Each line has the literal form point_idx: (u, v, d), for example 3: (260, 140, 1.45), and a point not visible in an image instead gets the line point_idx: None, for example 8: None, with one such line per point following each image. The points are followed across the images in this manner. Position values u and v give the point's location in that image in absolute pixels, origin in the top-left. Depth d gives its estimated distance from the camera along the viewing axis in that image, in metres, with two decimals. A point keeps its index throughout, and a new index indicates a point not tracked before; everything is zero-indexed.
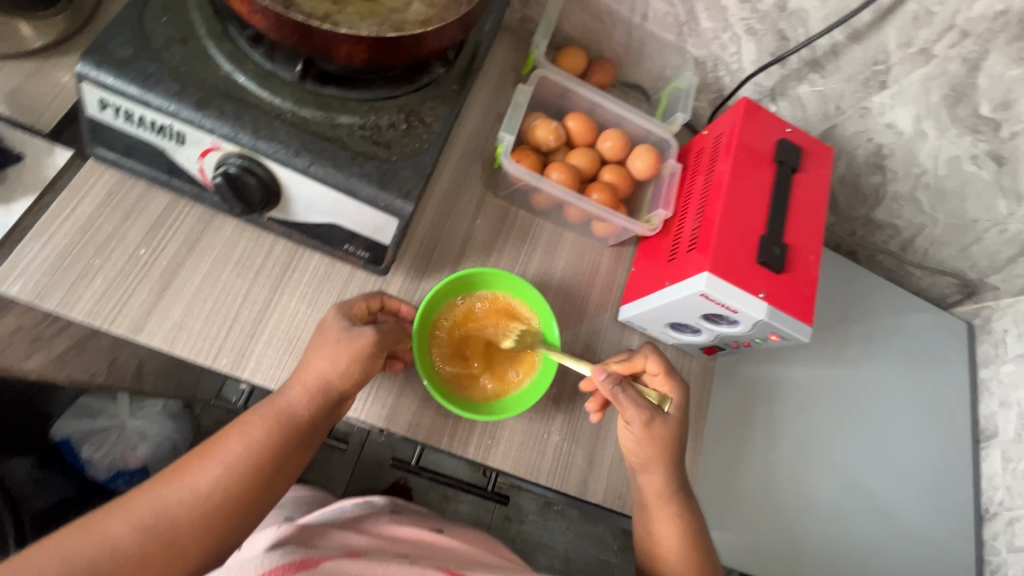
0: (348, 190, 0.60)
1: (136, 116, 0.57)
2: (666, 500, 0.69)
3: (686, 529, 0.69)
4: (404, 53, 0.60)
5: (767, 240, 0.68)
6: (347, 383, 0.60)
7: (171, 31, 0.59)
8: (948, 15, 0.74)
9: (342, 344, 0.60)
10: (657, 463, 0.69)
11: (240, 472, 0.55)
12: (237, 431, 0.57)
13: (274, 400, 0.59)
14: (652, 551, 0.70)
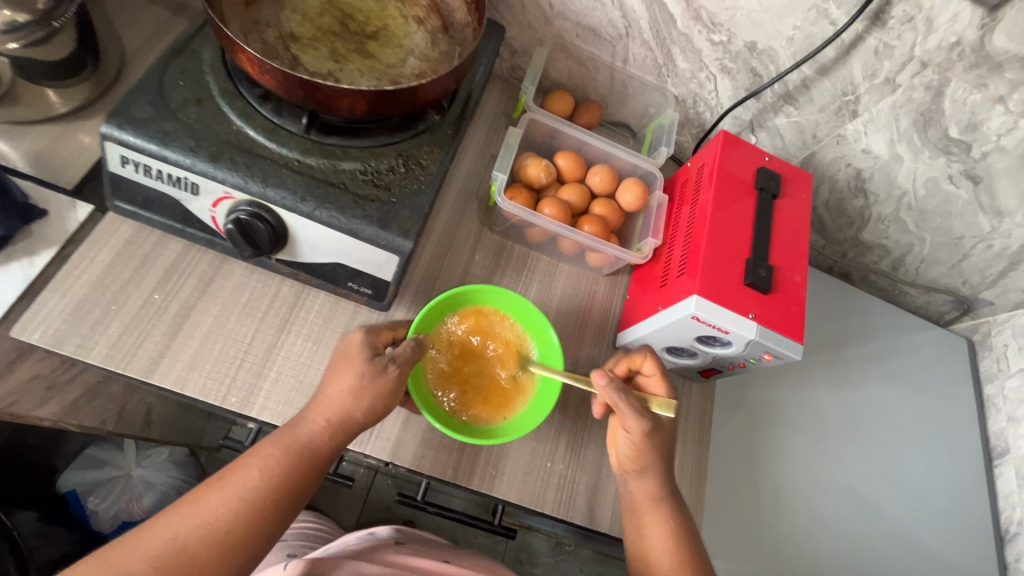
0: (350, 231, 0.64)
1: (155, 170, 0.62)
2: (655, 506, 0.69)
3: (676, 535, 0.68)
4: (400, 103, 0.65)
5: (755, 262, 0.70)
6: (367, 417, 0.61)
7: (187, 92, 0.64)
8: (906, 49, 0.78)
9: (366, 378, 0.60)
10: (645, 465, 0.69)
11: (258, 506, 0.55)
12: (254, 463, 0.56)
13: (295, 432, 0.58)
14: (644, 561, 0.69)
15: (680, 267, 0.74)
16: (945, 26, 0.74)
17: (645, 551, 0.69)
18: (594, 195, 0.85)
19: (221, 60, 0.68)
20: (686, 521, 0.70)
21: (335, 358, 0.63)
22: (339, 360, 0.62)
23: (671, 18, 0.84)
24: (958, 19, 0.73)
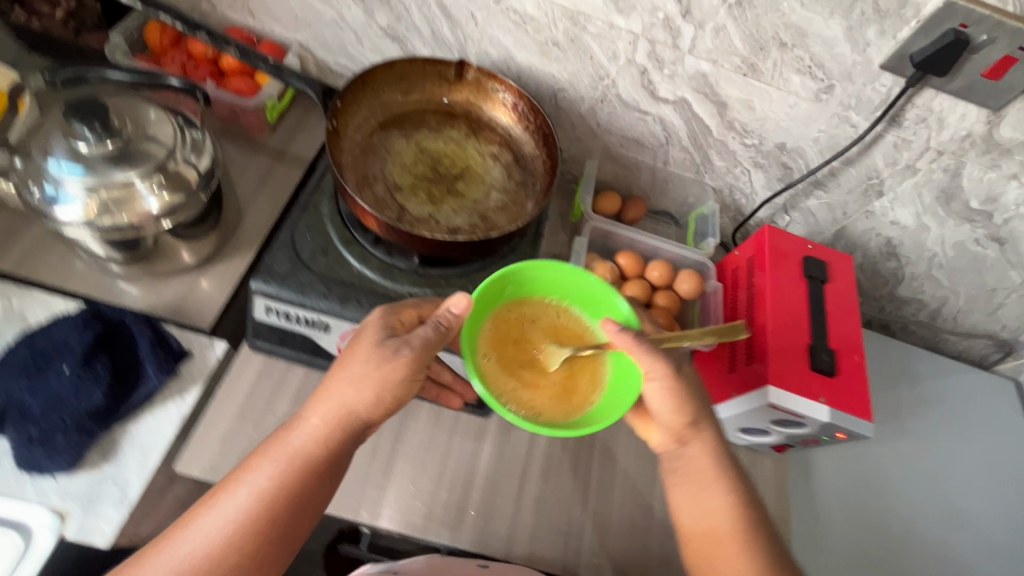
0: (460, 351, 0.74)
1: (295, 315, 0.72)
2: (714, 481, 0.71)
3: (739, 512, 0.70)
4: (497, 241, 0.75)
5: (816, 347, 0.78)
6: (369, 410, 0.61)
7: (314, 244, 0.76)
8: (922, 142, 0.88)
9: (371, 366, 0.60)
10: (703, 423, 0.72)
11: (260, 511, 0.57)
12: (256, 471, 0.60)
13: (293, 436, 0.61)
14: (708, 539, 0.69)
15: (747, 353, 0.82)
16: (957, 123, 0.84)
17: (709, 527, 0.69)
18: (654, 288, 0.95)
19: (336, 211, 0.79)
20: (751, 506, 0.71)
21: (346, 348, 0.64)
22: (347, 352, 0.63)
23: (707, 128, 0.95)
24: (967, 117, 0.83)
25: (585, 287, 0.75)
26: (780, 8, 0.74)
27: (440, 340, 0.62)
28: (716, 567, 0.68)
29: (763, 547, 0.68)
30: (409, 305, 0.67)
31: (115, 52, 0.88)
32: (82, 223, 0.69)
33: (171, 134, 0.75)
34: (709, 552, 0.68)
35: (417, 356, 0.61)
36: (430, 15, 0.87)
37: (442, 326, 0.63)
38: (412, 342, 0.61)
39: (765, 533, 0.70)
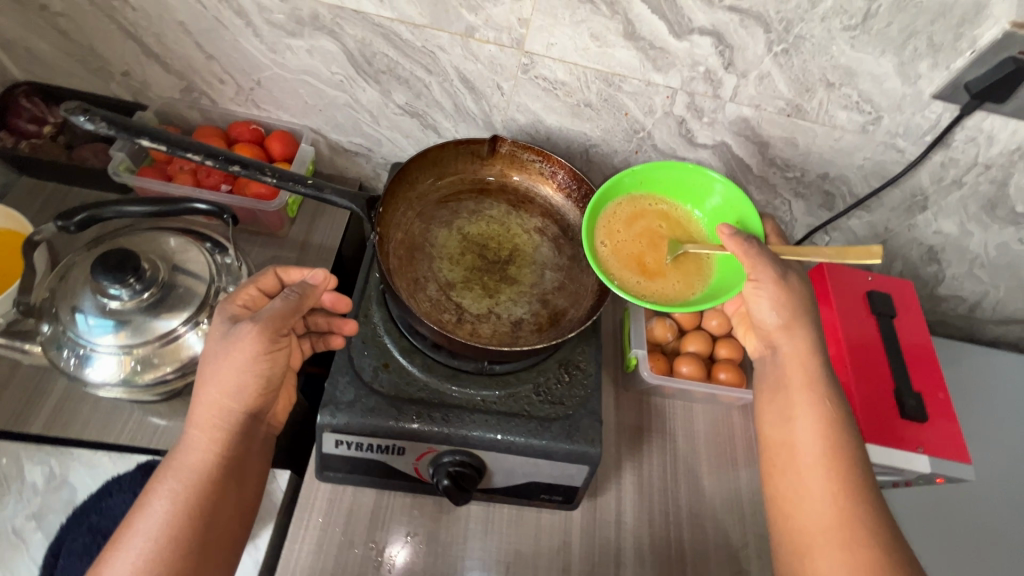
0: (545, 453, 0.69)
1: (368, 444, 0.67)
2: (810, 389, 0.66)
3: (829, 429, 0.63)
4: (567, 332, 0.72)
5: (902, 393, 0.76)
6: (234, 399, 0.60)
7: (374, 360, 0.71)
8: (970, 159, 0.86)
9: (224, 348, 0.60)
10: (799, 328, 0.68)
11: (179, 527, 0.55)
12: (164, 487, 0.57)
13: (180, 455, 0.58)
14: (787, 452, 0.64)
15: None
16: (1006, 139, 0.82)
17: (791, 441, 0.65)
18: (716, 337, 0.91)
19: (389, 317, 0.75)
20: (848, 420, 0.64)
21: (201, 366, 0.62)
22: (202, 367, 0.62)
23: (747, 167, 0.91)
24: (1017, 132, 0.81)
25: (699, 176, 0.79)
26: (829, 50, 0.71)
27: (292, 308, 0.62)
28: (801, 488, 0.62)
29: (856, 463, 0.61)
30: (245, 286, 0.66)
31: (118, 167, 0.83)
32: (119, 382, 0.64)
33: (205, 265, 0.70)
34: (792, 472, 0.63)
35: (264, 330, 0.60)
36: (452, 89, 0.82)
37: (294, 295, 0.64)
38: (256, 318, 0.60)
39: (861, 450, 0.63)
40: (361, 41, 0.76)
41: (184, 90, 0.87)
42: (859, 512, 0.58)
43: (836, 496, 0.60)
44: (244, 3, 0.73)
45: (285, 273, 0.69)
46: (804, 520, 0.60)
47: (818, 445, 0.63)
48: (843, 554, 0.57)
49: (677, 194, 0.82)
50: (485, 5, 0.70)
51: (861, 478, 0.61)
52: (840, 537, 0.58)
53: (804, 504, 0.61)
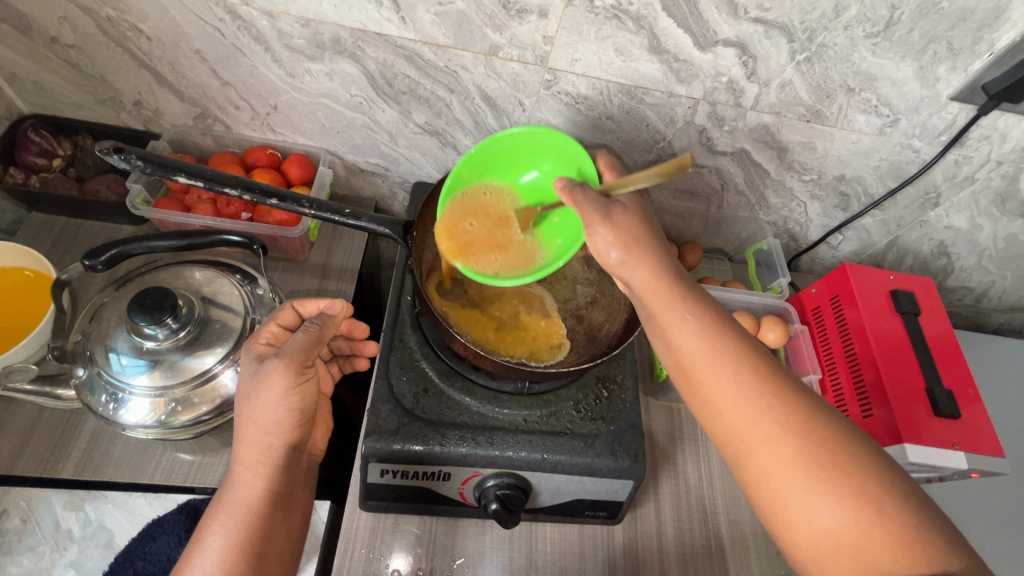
0: (590, 471, 0.69)
1: (412, 471, 0.66)
2: (672, 296, 0.57)
3: (710, 329, 0.56)
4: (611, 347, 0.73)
5: (937, 390, 0.77)
6: (281, 436, 0.59)
7: (413, 385, 0.70)
8: (983, 156, 0.87)
9: (259, 389, 0.57)
10: (638, 251, 0.58)
11: (238, 567, 0.53)
12: (216, 526, 0.55)
13: (230, 492, 0.57)
14: (684, 373, 0.56)
15: (863, 404, 0.81)
16: (1018, 136, 0.84)
17: (683, 361, 0.56)
18: None
19: (425, 339, 0.74)
20: (714, 310, 0.58)
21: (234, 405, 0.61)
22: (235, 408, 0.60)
23: (764, 171, 0.92)
24: None
25: (525, 137, 0.70)
26: (851, 58, 0.72)
27: (315, 339, 0.61)
28: (718, 409, 0.54)
29: (751, 349, 0.55)
30: (265, 323, 0.65)
31: (135, 200, 0.81)
32: (155, 425, 0.62)
33: (237, 298, 0.69)
34: (703, 394, 0.55)
35: (291, 363, 0.58)
36: (474, 107, 0.81)
37: (315, 324, 0.62)
38: (281, 352, 0.58)
39: (744, 333, 0.56)
40: (382, 62, 0.75)
41: (197, 116, 0.85)
42: (781, 401, 0.52)
43: (755, 395, 0.53)
44: (263, 29, 0.71)
45: (302, 305, 0.66)
46: (736, 438, 0.53)
47: (711, 350, 0.55)
48: (789, 453, 0.50)
49: (503, 162, 0.73)
50: (510, 24, 0.69)
51: (766, 362, 0.55)
52: (780, 434, 0.51)
53: (730, 421, 0.53)
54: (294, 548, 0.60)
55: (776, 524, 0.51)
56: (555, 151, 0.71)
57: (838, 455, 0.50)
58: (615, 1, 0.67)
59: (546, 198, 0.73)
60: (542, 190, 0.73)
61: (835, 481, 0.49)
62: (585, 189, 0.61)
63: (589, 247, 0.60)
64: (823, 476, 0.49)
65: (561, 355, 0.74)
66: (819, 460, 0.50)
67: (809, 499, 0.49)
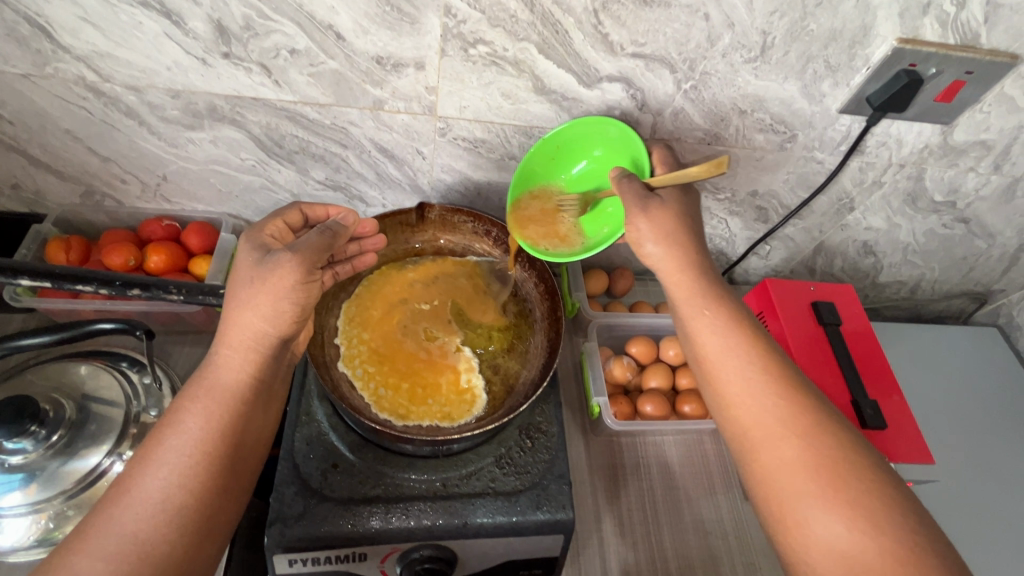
0: (516, 531, 0.65)
1: (323, 557, 0.62)
2: (700, 301, 0.65)
3: (732, 334, 0.63)
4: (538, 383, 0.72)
5: (862, 403, 0.76)
6: (279, 327, 0.59)
7: (321, 462, 0.66)
8: (885, 160, 0.89)
9: (264, 273, 0.58)
10: (672, 249, 0.66)
11: (216, 448, 0.53)
12: (195, 409, 0.54)
13: (216, 372, 0.56)
14: (705, 368, 0.64)
15: None
16: (914, 139, 0.85)
17: (702, 355, 0.64)
18: (677, 370, 0.92)
19: (334, 409, 0.71)
20: (746, 319, 0.65)
21: (227, 284, 0.60)
22: (230, 288, 0.60)
23: None
24: (923, 134, 0.84)
25: (574, 127, 0.74)
26: (735, 82, 0.72)
27: (328, 243, 0.62)
28: (730, 405, 0.60)
29: (774, 356, 0.62)
30: (270, 219, 0.66)
31: (17, 290, 0.76)
32: (33, 545, 0.57)
33: (120, 390, 0.64)
34: (721, 392, 0.61)
35: (305, 260, 0.59)
36: (372, 159, 0.79)
37: (330, 231, 0.63)
38: (295, 248, 0.59)
39: (767, 341, 0.63)
40: (266, 126, 0.73)
41: (84, 193, 0.81)
42: (795, 405, 0.58)
43: (759, 390, 0.59)
44: (132, 104, 0.68)
45: (309, 210, 0.70)
46: (743, 433, 0.59)
47: (730, 349, 0.62)
48: (796, 455, 0.55)
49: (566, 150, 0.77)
50: (389, 78, 0.68)
51: (787, 371, 0.61)
52: (790, 436, 0.56)
53: (744, 416, 0.59)
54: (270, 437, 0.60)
55: (778, 528, 0.55)
56: (606, 137, 0.75)
57: (843, 465, 0.54)
58: (489, 48, 0.65)
59: (601, 184, 0.77)
60: (597, 176, 0.77)
61: (838, 489, 0.52)
62: (633, 184, 0.67)
63: (628, 239, 0.67)
64: (828, 484, 0.53)
65: (477, 411, 0.72)
66: (823, 470, 0.54)
67: (812, 505, 0.53)
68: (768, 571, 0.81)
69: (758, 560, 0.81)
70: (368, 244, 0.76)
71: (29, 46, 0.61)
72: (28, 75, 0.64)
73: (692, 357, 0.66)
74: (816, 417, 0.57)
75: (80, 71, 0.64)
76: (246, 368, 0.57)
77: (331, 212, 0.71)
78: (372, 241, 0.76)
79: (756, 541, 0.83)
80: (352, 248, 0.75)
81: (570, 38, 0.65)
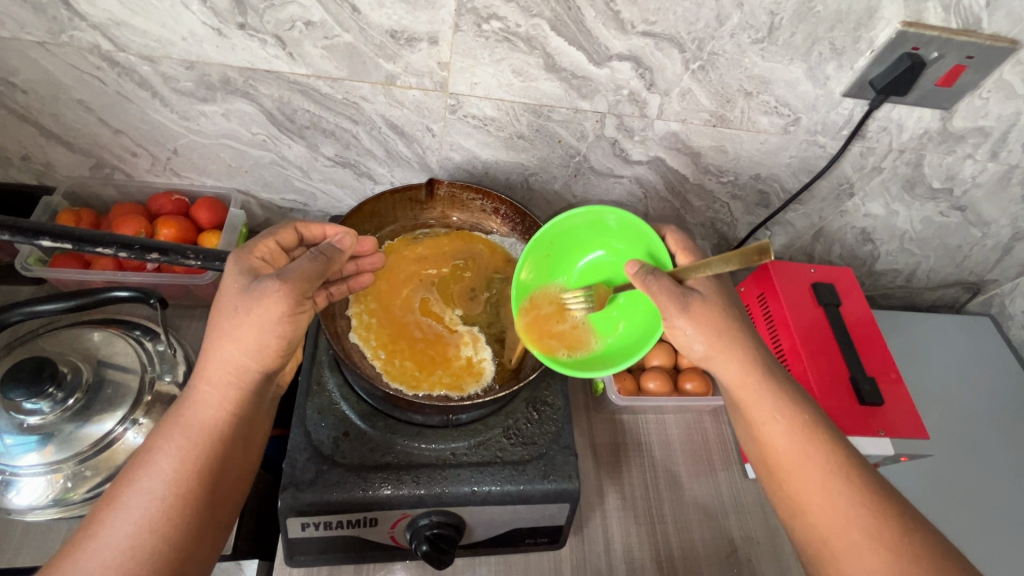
0: (523, 498, 0.67)
1: (335, 520, 0.63)
2: (765, 397, 0.64)
3: (800, 435, 0.62)
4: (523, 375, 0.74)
5: (860, 380, 0.78)
6: (262, 360, 0.58)
7: (332, 430, 0.68)
8: (885, 146, 0.90)
9: (247, 308, 0.56)
10: (725, 347, 0.64)
11: (186, 486, 0.53)
12: (168, 446, 0.54)
13: (192, 410, 0.56)
14: (775, 469, 0.63)
15: None
16: (914, 125, 0.87)
17: (771, 457, 0.64)
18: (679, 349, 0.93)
19: (344, 380, 0.72)
20: (812, 411, 0.64)
21: (212, 311, 0.59)
22: (214, 317, 0.58)
23: (683, 176, 0.93)
24: (923, 119, 0.85)
25: (565, 223, 0.73)
26: (742, 63, 0.74)
27: (319, 271, 0.60)
28: (806, 512, 0.60)
29: (842, 452, 0.61)
30: (263, 238, 0.64)
31: (27, 261, 0.76)
32: (50, 504, 0.58)
33: (135, 357, 0.65)
34: (795, 495, 0.61)
35: (294, 290, 0.57)
36: (382, 136, 0.80)
37: (322, 257, 0.61)
38: (284, 275, 0.57)
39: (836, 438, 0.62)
40: (279, 99, 0.73)
41: (94, 167, 0.81)
42: (870, 510, 0.58)
43: (834, 496, 0.59)
44: (146, 74, 0.68)
45: (305, 228, 0.68)
46: (822, 544, 0.59)
47: (800, 450, 0.61)
48: (877, 566, 0.55)
49: (569, 241, 0.76)
50: (402, 53, 0.68)
51: (858, 468, 0.61)
52: (868, 544, 0.56)
53: (821, 521, 0.59)
54: (250, 469, 0.60)
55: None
56: (611, 228, 0.74)
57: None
58: (502, 24, 0.66)
59: (613, 279, 0.75)
60: (608, 271, 0.76)
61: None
62: (662, 275, 0.62)
63: (670, 337, 0.65)
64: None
65: (486, 384, 0.73)
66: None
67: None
68: (766, 545, 0.83)
69: (756, 534, 0.84)
70: (367, 262, 0.75)
71: (46, 13, 0.61)
72: (43, 43, 0.64)
73: (756, 453, 0.66)
74: (894, 522, 0.57)
75: (95, 40, 0.64)
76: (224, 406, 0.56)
77: (328, 230, 0.69)
78: (372, 260, 0.75)
79: (755, 517, 0.85)
80: (349, 267, 0.74)
81: (582, 15, 0.66)
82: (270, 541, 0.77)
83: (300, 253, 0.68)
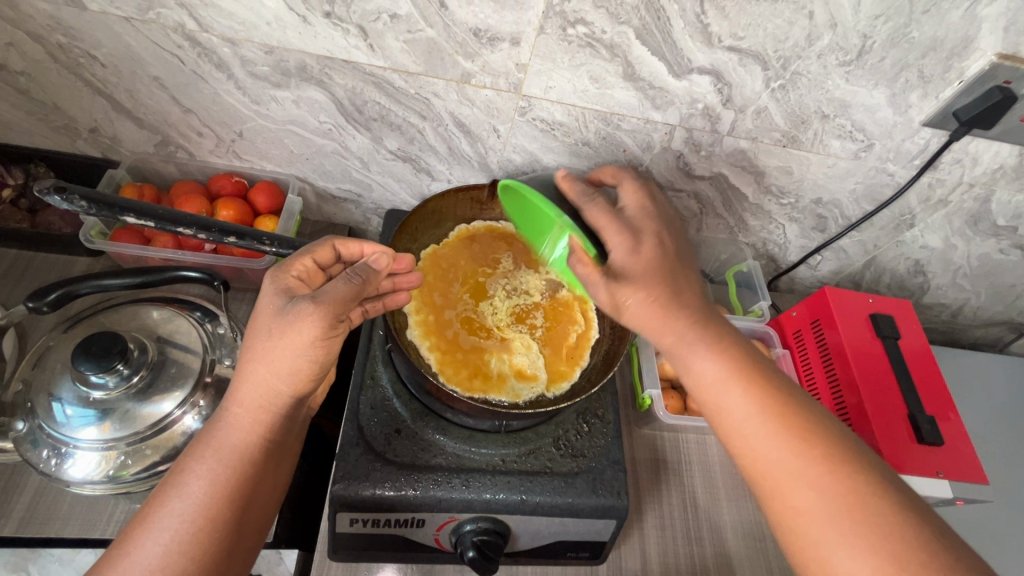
0: (571, 511, 0.66)
1: (383, 519, 0.62)
2: (692, 342, 0.57)
3: (733, 375, 0.57)
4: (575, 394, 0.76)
5: (920, 418, 0.77)
6: (298, 382, 0.56)
7: (384, 427, 0.67)
8: (955, 178, 0.87)
9: (278, 331, 0.55)
10: (650, 290, 0.57)
11: (217, 511, 0.51)
12: (199, 468, 0.53)
13: (223, 432, 0.54)
14: (712, 410, 0.57)
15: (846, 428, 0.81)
16: (990, 160, 0.84)
17: (706, 400, 0.58)
18: None
19: (397, 377, 0.73)
20: (742, 349, 0.58)
21: (249, 331, 0.58)
22: (248, 337, 0.57)
23: (742, 195, 0.90)
24: (1000, 154, 0.82)
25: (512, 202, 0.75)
26: (824, 85, 0.72)
27: (356, 292, 0.57)
28: (745, 449, 0.55)
29: (772, 389, 0.56)
30: (301, 256, 0.61)
31: (90, 233, 0.77)
32: (104, 480, 0.58)
33: (196, 338, 0.65)
34: (730, 438, 0.56)
35: (328, 314, 0.54)
36: (447, 133, 0.79)
37: (358, 277, 0.58)
38: (319, 298, 0.55)
39: (768, 376, 0.57)
40: (351, 89, 0.73)
41: (159, 144, 0.82)
42: (807, 448, 0.53)
43: (772, 433, 0.54)
44: (225, 56, 0.68)
45: (342, 245, 0.64)
46: (766, 482, 0.54)
47: (729, 393, 0.56)
48: (820, 501, 0.51)
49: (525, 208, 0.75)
50: (482, 52, 0.68)
51: (792, 405, 0.56)
52: (804, 480, 0.52)
53: (756, 462, 0.54)
54: (278, 496, 0.59)
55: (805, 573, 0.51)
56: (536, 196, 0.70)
57: (879, 516, 0.49)
58: (588, 29, 0.65)
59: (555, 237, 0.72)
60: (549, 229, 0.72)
61: (865, 535, 0.48)
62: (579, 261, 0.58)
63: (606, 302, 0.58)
64: (853, 529, 0.49)
65: (540, 388, 0.75)
66: (857, 520, 0.49)
67: (839, 554, 0.49)
68: None
69: None
70: (402, 281, 0.70)
71: None
72: (130, 19, 0.64)
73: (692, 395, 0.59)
74: (829, 456, 0.52)
75: (181, 19, 0.64)
76: (255, 430, 0.55)
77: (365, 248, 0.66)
78: (408, 278, 0.70)
79: None
80: (385, 284, 0.69)
81: (670, 25, 0.65)
82: (305, 530, 0.76)
83: (337, 270, 0.65)
